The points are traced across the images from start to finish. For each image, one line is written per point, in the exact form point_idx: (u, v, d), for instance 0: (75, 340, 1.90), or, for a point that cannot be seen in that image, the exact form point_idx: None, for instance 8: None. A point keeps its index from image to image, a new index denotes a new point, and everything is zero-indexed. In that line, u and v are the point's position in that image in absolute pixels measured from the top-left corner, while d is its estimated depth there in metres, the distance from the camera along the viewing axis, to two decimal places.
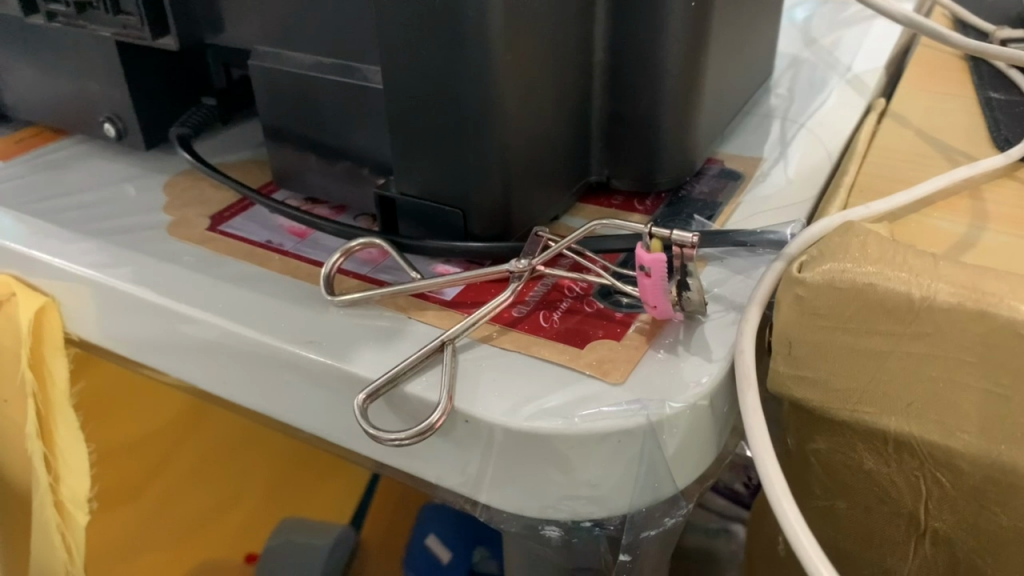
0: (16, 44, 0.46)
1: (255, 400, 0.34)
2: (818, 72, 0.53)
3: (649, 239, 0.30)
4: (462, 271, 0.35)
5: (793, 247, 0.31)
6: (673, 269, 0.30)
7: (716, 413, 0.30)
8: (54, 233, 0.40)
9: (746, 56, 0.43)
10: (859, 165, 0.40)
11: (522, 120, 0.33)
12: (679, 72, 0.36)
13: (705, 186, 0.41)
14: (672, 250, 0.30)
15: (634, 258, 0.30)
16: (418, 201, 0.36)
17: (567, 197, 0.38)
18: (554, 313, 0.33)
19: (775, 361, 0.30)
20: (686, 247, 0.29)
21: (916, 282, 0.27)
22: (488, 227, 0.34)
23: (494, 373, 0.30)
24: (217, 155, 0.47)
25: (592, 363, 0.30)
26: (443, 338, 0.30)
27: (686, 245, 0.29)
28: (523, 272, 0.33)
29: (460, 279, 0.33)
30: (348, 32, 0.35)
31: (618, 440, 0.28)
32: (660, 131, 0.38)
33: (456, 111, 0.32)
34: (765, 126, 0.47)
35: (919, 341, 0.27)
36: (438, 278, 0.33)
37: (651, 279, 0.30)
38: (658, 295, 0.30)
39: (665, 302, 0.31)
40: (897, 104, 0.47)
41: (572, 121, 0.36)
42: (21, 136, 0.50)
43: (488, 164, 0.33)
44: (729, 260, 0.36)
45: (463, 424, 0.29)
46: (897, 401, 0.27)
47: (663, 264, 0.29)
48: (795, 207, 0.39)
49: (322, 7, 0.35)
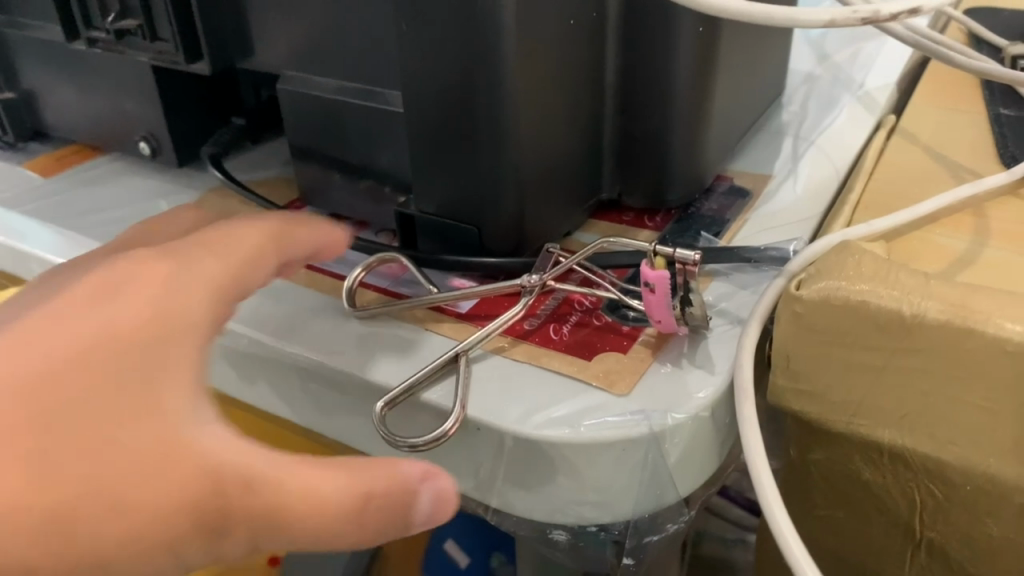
0: (57, 67, 0.49)
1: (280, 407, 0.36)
2: (831, 89, 0.54)
3: (653, 257, 0.31)
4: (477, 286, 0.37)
5: (794, 264, 0.32)
6: (680, 287, 0.31)
7: (719, 423, 0.31)
8: (92, 247, 0.42)
9: (755, 78, 0.45)
10: (866, 183, 0.41)
11: (535, 142, 0.34)
12: (688, 93, 0.38)
13: (715, 204, 0.42)
14: (675, 267, 0.31)
15: (639, 275, 0.32)
16: (435, 217, 0.37)
17: (580, 213, 0.40)
18: (564, 326, 0.34)
19: (775, 374, 0.30)
20: (689, 264, 0.31)
21: (907, 300, 0.27)
22: (502, 243, 0.36)
23: (507, 384, 0.32)
24: (247, 172, 0.49)
25: (599, 374, 0.31)
26: (457, 349, 0.32)
27: (688, 262, 0.31)
28: (535, 287, 0.35)
29: (475, 292, 0.35)
30: (371, 59, 0.37)
31: (623, 448, 0.29)
32: (671, 151, 0.39)
33: (471, 133, 0.34)
34: (775, 143, 0.48)
35: (913, 356, 0.27)
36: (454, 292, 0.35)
37: (656, 295, 0.31)
38: (662, 310, 0.32)
39: (669, 317, 0.32)
40: (907, 120, 0.48)
41: (583, 141, 0.38)
42: (61, 153, 0.53)
43: (502, 183, 0.34)
44: (735, 276, 0.37)
45: (475, 431, 0.30)
46: (890, 415, 0.28)
47: (667, 281, 0.31)
48: (802, 224, 0.40)
49: (345, 35, 0.37)
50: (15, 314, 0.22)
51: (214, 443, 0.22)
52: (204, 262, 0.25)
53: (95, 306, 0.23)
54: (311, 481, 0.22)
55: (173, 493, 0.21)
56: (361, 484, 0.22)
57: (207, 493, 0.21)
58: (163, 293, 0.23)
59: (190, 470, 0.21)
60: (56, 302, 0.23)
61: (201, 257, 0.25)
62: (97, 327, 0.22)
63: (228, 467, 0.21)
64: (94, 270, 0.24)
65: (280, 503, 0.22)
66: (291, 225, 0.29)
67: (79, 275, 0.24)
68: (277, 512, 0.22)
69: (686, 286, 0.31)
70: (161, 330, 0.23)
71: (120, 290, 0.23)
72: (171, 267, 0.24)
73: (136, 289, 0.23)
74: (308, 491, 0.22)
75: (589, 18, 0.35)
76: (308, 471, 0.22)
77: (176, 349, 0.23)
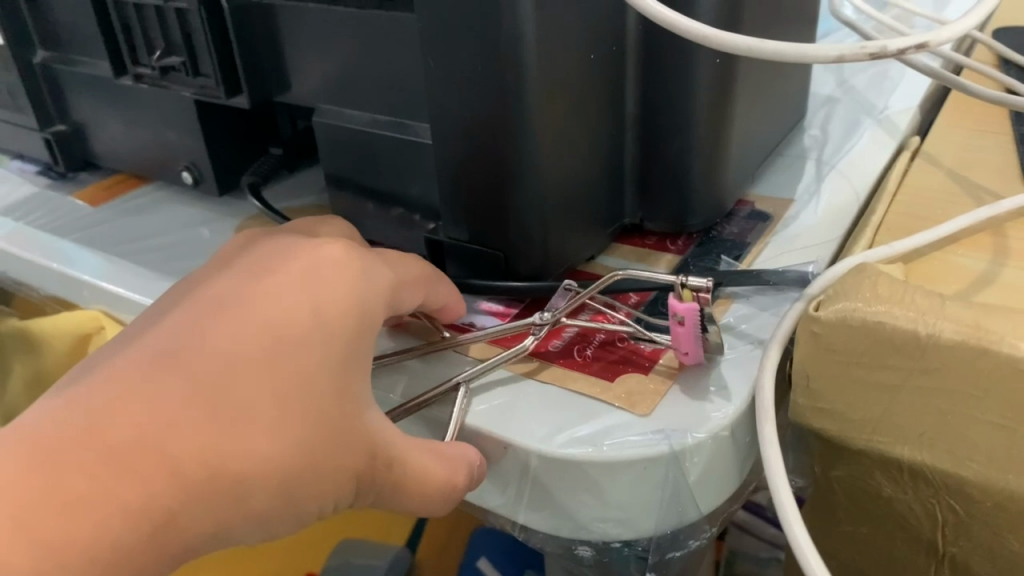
0: (105, 102, 0.51)
1: None
2: (853, 113, 0.54)
3: (680, 290, 0.32)
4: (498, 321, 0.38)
5: (813, 287, 0.33)
6: (706, 319, 0.32)
7: (738, 441, 0.32)
8: (138, 273, 0.44)
9: (773, 104, 0.46)
10: (888, 207, 0.42)
11: (558, 170, 0.36)
12: (708, 120, 0.38)
13: (736, 228, 0.43)
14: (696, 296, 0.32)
15: (668, 308, 0.32)
16: (463, 244, 0.39)
17: (603, 237, 0.41)
18: (587, 347, 0.35)
19: (796, 394, 0.31)
20: (703, 292, 0.32)
21: (923, 320, 0.28)
22: (528, 267, 0.37)
23: (532, 407, 0.33)
24: (283, 200, 0.51)
25: (621, 396, 0.32)
26: (458, 379, 0.33)
27: (703, 289, 0.32)
28: (548, 324, 0.35)
29: (488, 335, 0.35)
30: (402, 93, 0.39)
31: (644, 467, 0.30)
32: (692, 177, 0.40)
33: (497, 162, 0.35)
34: (797, 166, 0.49)
35: (928, 375, 0.28)
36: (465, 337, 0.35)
37: (683, 327, 0.32)
38: (690, 342, 0.32)
39: (697, 347, 0.33)
40: (931, 143, 0.49)
41: (606, 168, 0.39)
42: (107, 183, 0.55)
43: (527, 210, 0.36)
44: (755, 298, 0.38)
45: (504, 451, 0.32)
46: (909, 432, 0.29)
47: (695, 311, 0.31)
48: (822, 246, 0.41)
49: (376, 71, 0.39)
50: (251, 276, 0.28)
51: (378, 418, 0.28)
52: (385, 267, 0.31)
53: (306, 280, 0.28)
54: (430, 463, 0.29)
55: (348, 446, 0.27)
56: (456, 478, 0.30)
57: (367, 459, 0.28)
58: (362, 283, 0.29)
59: (364, 438, 0.27)
60: (279, 273, 0.28)
61: (384, 265, 0.31)
62: (314, 304, 0.27)
63: (381, 439, 0.28)
64: (304, 245, 0.29)
65: (411, 473, 0.29)
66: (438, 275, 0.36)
67: (294, 250, 0.29)
68: (407, 478, 0.29)
69: (711, 316, 0.32)
70: (359, 322, 0.28)
71: (327, 275, 0.28)
72: (364, 265, 0.30)
73: (340, 275, 0.29)
74: (421, 471, 0.29)
75: (608, 51, 0.36)
76: (433, 453, 0.30)
77: (360, 342, 0.28)
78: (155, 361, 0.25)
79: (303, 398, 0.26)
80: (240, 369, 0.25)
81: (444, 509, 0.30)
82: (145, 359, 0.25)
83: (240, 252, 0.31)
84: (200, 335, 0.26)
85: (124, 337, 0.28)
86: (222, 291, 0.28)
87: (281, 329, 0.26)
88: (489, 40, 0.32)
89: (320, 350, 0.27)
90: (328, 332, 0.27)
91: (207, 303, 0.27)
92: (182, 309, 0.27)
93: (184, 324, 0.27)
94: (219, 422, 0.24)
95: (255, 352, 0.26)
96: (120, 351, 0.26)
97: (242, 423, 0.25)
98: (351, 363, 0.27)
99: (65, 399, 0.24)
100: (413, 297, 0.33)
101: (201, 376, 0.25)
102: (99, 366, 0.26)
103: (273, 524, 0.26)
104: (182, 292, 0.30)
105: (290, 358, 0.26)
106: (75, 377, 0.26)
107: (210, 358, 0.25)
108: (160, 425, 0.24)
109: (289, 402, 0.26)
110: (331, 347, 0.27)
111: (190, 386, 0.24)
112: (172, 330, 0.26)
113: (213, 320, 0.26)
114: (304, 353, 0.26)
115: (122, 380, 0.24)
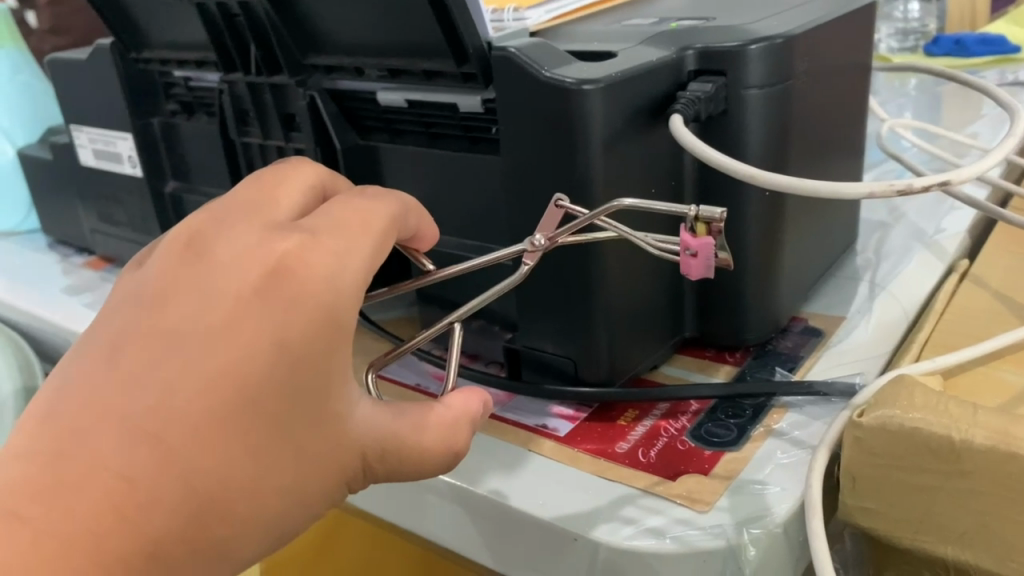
0: None
1: (413, 522, 0.42)
2: (904, 237, 0.58)
3: (693, 223, 0.33)
4: (565, 426, 0.41)
5: (860, 397, 0.36)
6: (720, 249, 0.33)
7: (792, 541, 0.35)
8: None
9: (823, 229, 0.49)
10: (934, 325, 0.45)
11: (622, 287, 0.40)
12: (759, 246, 0.43)
13: (790, 342, 0.46)
14: (711, 225, 0.33)
15: (680, 242, 0.34)
16: (537, 352, 0.43)
17: (665, 348, 0.45)
18: (651, 449, 0.39)
19: (842, 493, 0.34)
20: (715, 221, 0.32)
21: (956, 427, 0.30)
22: (595, 374, 0.41)
23: (597, 500, 0.36)
24: (381, 310, 0.56)
25: (682, 493, 0.36)
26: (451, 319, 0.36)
27: (714, 219, 0.32)
28: (543, 246, 0.35)
29: (472, 266, 0.36)
30: (487, 220, 0.44)
31: (705, 558, 0.33)
32: (747, 296, 0.44)
33: (569, 279, 0.40)
34: (849, 287, 0.52)
35: (965, 478, 0.30)
36: (451, 269, 0.36)
37: (696, 259, 0.33)
38: (702, 271, 0.34)
39: (708, 274, 0.34)
40: (978, 266, 0.51)
41: (667, 286, 0.43)
42: None
43: (595, 322, 0.40)
44: (808, 407, 0.41)
45: (573, 541, 0.35)
46: (951, 532, 0.31)
47: (710, 245, 0.33)
48: (871, 360, 0.44)
49: (466, 203, 0.45)
50: (205, 302, 0.27)
51: (368, 416, 0.30)
52: (357, 250, 0.29)
53: (269, 304, 0.27)
54: (426, 438, 0.31)
55: None
56: (454, 448, 0.32)
57: (362, 459, 0.30)
58: (334, 290, 0.28)
59: (354, 446, 0.29)
60: (234, 296, 0.27)
61: (354, 247, 0.29)
62: (275, 336, 0.27)
63: (371, 434, 0.30)
64: (265, 251, 0.28)
65: (414, 453, 0.31)
66: (412, 207, 0.34)
67: (250, 261, 0.27)
68: (409, 458, 0.31)
69: (722, 245, 0.33)
70: (330, 335, 0.28)
71: (289, 292, 0.27)
72: (331, 262, 0.28)
73: (307, 285, 0.27)
74: (421, 448, 0.31)
75: (669, 185, 0.41)
76: (432, 425, 0.32)
77: (337, 353, 0.28)
78: (112, 424, 0.25)
79: (295, 445, 0.27)
80: (203, 430, 0.25)
81: (445, 470, 0.33)
82: (103, 422, 0.25)
83: (191, 252, 0.28)
84: (155, 386, 0.25)
85: (75, 358, 0.27)
86: (174, 323, 0.27)
87: (241, 374, 0.26)
88: (563, 176, 0.38)
89: (292, 390, 0.27)
90: (301, 360, 0.27)
91: (159, 339, 0.26)
92: (130, 342, 0.26)
93: (133, 369, 0.26)
94: (201, 492, 0.25)
95: (218, 409, 0.26)
96: (68, 400, 0.26)
97: (234, 494, 0.26)
98: (332, 392, 0.28)
99: (27, 467, 0.24)
100: (389, 243, 0.31)
101: (164, 442, 0.25)
102: (54, 410, 0.26)
103: (279, 544, 0.29)
104: (128, 293, 0.28)
105: (263, 405, 0.26)
106: (32, 414, 0.26)
107: (170, 415, 0.25)
108: (144, 497, 0.24)
109: (269, 456, 0.27)
110: (304, 383, 0.27)
111: (159, 456, 0.25)
112: (122, 375, 0.26)
113: (169, 364, 0.26)
114: (272, 399, 0.27)
115: (82, 449, 0.24)
